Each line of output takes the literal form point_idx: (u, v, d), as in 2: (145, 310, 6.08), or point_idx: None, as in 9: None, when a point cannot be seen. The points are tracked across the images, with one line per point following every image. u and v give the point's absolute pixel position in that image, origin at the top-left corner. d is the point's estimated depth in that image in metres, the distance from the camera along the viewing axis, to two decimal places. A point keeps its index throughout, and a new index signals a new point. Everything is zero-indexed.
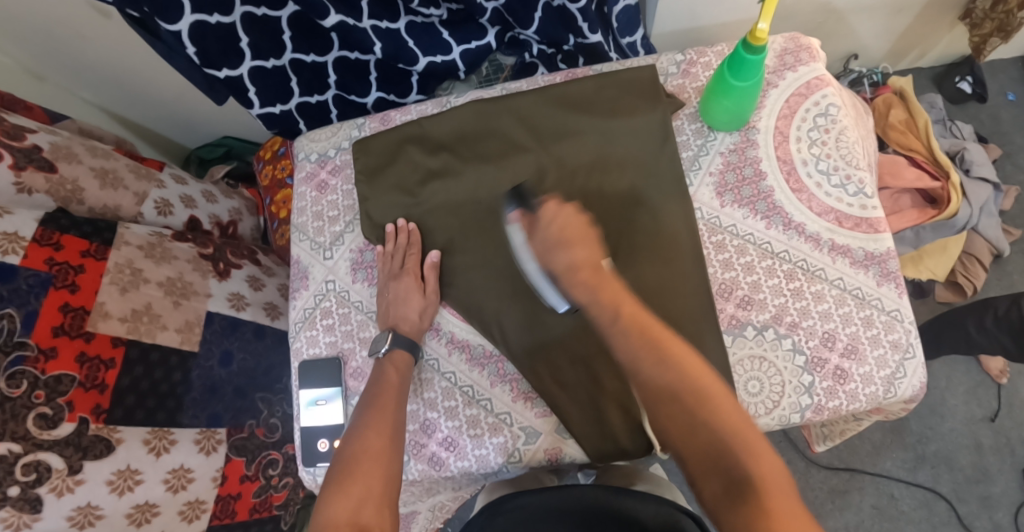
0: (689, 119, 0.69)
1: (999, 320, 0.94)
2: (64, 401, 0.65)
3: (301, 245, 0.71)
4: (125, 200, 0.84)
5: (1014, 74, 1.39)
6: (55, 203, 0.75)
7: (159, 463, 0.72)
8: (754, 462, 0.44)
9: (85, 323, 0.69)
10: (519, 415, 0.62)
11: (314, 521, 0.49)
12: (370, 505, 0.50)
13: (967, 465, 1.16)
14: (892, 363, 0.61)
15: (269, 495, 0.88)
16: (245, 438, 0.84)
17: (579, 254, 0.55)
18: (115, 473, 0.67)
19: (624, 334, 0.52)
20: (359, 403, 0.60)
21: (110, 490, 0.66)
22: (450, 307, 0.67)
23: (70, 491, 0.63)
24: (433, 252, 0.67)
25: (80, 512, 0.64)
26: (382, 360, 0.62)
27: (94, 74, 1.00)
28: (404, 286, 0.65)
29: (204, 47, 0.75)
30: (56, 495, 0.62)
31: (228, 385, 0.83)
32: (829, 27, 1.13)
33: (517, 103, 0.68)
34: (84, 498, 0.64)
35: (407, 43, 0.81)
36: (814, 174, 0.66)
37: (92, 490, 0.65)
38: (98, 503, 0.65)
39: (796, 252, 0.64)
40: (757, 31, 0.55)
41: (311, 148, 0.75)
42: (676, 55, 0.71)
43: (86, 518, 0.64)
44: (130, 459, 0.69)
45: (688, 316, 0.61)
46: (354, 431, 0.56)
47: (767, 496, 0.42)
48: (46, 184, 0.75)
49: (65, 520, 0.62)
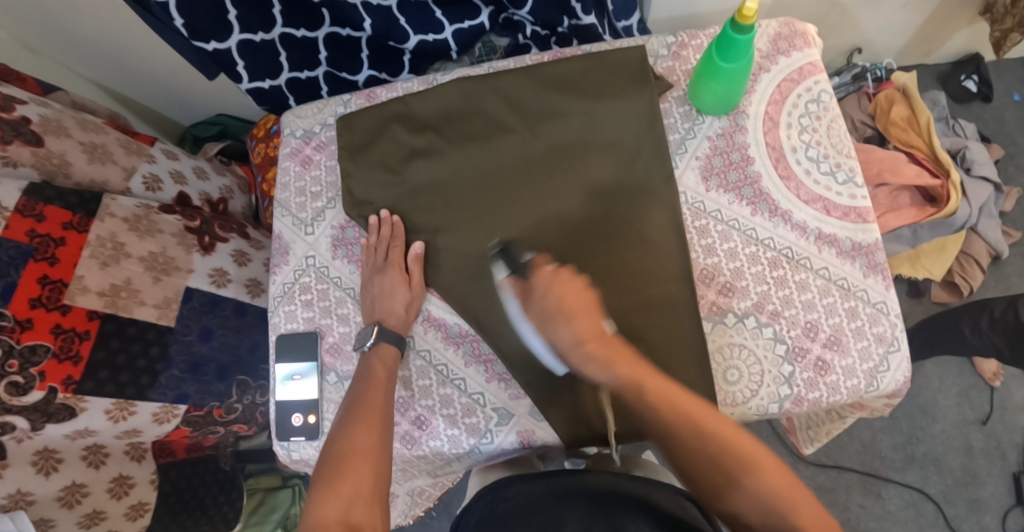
0: (677, 102, 0.68)
1: (994, 320, 0.93)
2: (37, 372, 0.66)
3: (282, 220, 0.70)
4: (113, 175, 0.84)
5: (1021, 74, 1.37)
6: (39, 177, 0.74)
7: (116, 427, 0.74)
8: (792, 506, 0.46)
9: (62, 297, 0.69)
10: (493, 396, 0.61)
11: (304, 520, 0.49)
12: (362, 502, 0.51)
13: (956, 467, 1.15)
14: (876, 356, 0.60)
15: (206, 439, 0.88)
16: (201, 416, 0.83)
17: (583, 325, 0.54)
18: (72, 432, 0.69)
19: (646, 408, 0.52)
20: (344, 401, 0.59)
21: (65, 438, 0.69)
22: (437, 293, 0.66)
23: (29, 439, 0.66)
24: (416, 243, 0.66)
25: (41, 457, 0.67)
26: (366, 357, 0.61)
27: (89, 50, 0.99)
28: (387, 280, 0.63)
29: (193, 20, 0.74)
30: (16, 442, 0.65)
31: (212, 362, 0.83)
32: (833, 20, 1.11)
33: (504, 83, 0.67)
34: (43, 443, 0.67)
35: (399, 20, 0.79)
36: (803, 161, 0.65)
37: (50, 437, 0.68)
38: (56, 448, 0.68)
39: (781, 240, 0.63)
40: (744, 10, 0.54)
41: (297, 124, 0.74)
42: (668, 37, 0.70)
43: (48, 463, 0.67)
44: (89, 423, 0.71)
45: (664, 304, 0.61)
46: (343, 430, 0.55)
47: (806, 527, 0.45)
48: (32, 158, 0.74)
49: (30, 464, 0.66)
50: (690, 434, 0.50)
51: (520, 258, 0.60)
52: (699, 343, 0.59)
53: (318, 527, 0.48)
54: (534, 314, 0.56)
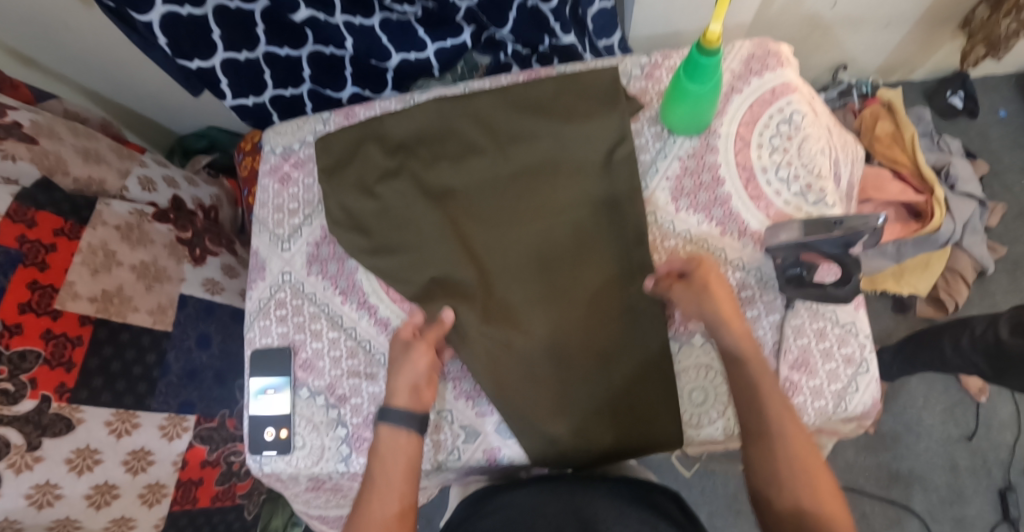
0: (649, 122, 0.69)
1: (975, 339, 0.92)
2: (28, 379, 0.65)
3: (260, 237, 0.72)
4: (109, 175, 0.85)
5: (1006, 91, 1.37)
6: (39, 171, 0.75)
7: (119, 443, 0.72)
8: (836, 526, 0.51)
9: (53, 302, 0.68)
10: (460, 413, 0.63)
11: None
12: None
13: (941, 484, 1.14)
14: (844, 377, 0.60)
15: (233, 483, 0.88)
16: (213, 429, 0.84)
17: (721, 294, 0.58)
18: (73, 452, 0.67)
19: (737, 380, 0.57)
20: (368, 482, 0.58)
21: (68, 468, 0.66)
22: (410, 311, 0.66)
23: (29, 469, 0.63)
24: (444, 312, 0.62)
25: (38, 491, 0.64)
26: (372, 460, 0.59)
27: (83, 63, 1.01)
28: (415, 354, 0.61)
29: (175, 39, 0.76)
30: (14, 472, 0.62)
31: (209, 370, 0.85)
32: (815, 41, 1.12)
33: (477, 105, 0.68)
34: (43, 476, 0.64)
35: (380, 39, 0.81)
36: (773, 182, 0.65)
37: (51, 469, 0.65)
38: (57, 482, 0.65)
39: (748, 259, 0.64)
40: (709, 34, 0.54)
41: (276, 141, 0.75)
42: (641, 57, 0.71)
43: (45, 497, 0.64)
44: (90, 439, 0.69)
45: (629, 324, 0.62)
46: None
47: None
48: (29, 153, 0.75)
49: (24, 497, 0.63)
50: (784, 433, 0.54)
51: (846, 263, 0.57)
52: (659, 366, 0.61)
53: None
54: (688, 287, 0.59)
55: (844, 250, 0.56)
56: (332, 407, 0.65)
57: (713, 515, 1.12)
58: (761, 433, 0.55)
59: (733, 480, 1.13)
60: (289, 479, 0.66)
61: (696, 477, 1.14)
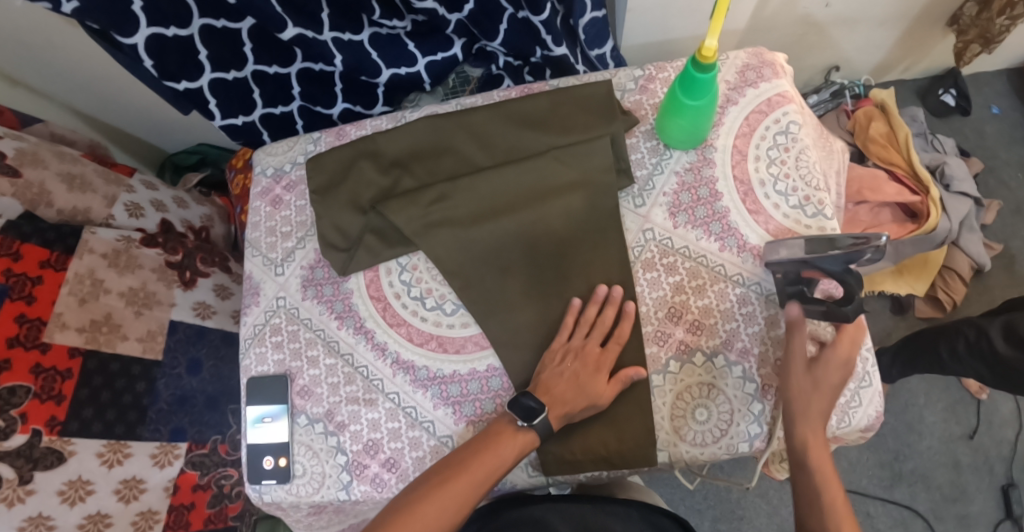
0: (645, 136, 0.68)
1: (970, 346, 0.92)
2: (18, 413, 0.64)
3: (253, 260, 0.70)
4: (95, 203, 0.84)
5: (998, 87, 1.38)
6: (21, 205, 0.75)
7: (111, 473, 0.70)
8: None
9: (41, 334, 0.68)
10: (461, 438, 0.62)
11: None
12: None
13: (944, 482, 1.14)
14: (847, 391, 0.59)
15: (224, 506, 0.85)
16: (205, 454, 0.83)
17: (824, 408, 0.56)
18: (65, 484, 0.66)
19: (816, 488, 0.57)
20: (440, 463, 0.58)
21: (60, 500, 0.65)
22: (414, 337, 0.65)
23: (20, 501, 0.62)
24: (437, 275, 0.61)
25: (30, 523, 0.62)
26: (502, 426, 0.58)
27: (69, 82, 1.00)
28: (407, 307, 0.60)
29: (161, 59, 0.73)
30: (7, 506, 0.61)
31: (201, 394, 0.84)
32: (809, 40, 1.12)
33: (472, 120, 0.67)
34: (35, 508, 0.63)
35: (370, 54, 0.80)
36: (772, 195, 0.65)
37: (43, 501, 0.63)
38: (50, 514, 0.64)
39: (749, 275, 0.63)
40: (705, 49, 0.54)
41: (267, 162, 0.74)
42: (635, 71, 0.70)
43: (37, 529, 0.62)
44: (81, 470, 0.67)
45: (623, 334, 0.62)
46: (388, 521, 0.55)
47: None
48: (11, 186, 0.75)
49: (17, 530, 0.61)
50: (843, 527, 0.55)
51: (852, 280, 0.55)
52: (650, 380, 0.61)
53: None
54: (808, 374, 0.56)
55: (846, 269, 0.55)
56: (331, 435, 0.64)
57: (716, 520, 1.11)
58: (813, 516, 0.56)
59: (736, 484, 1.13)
60: (290, 507, 0.65)
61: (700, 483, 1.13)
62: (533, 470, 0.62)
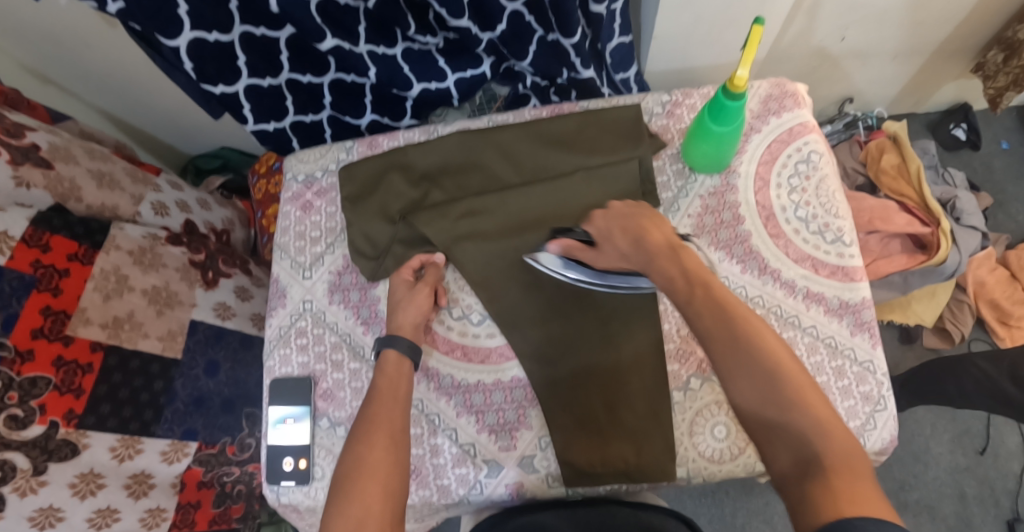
0: (671, 159, 0.70)
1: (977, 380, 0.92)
2: (37, 404, 0.65)
3: (281, 264, 0.72)
4: (122, 201, 0.86)
5: (1008, 123, 1.41)
6: (52, 199, 0.76)
7: (122, 467, 0.71)
8: (815, 428, 0.44)
9: (64, 328, 0.69)
10: (483, 446, 0.63)
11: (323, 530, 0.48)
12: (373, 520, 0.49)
13: (949, 514, 1.14)
14: (862, 414, 0.61)
15: (228, 506, 0.85)
16: (212, 454, 0.83)
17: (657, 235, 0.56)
18: (77, 477, 0.66)
19: (698, 315, 0.51)
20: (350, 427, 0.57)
21: (71, 493, 0.65)
22: (443, 349, 0.66)
23: (34, 492, 0.62)
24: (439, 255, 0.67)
25: (41, 513, 0.62)
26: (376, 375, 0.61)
27: (100, 80, 1.02)
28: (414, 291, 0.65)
29: (201, 64, 0.75)
30: (18, 495, 0.61)
31: (218, 396, 0.85)
32: (825, 71, 1.14)
33: (501, 138, 0.69)
34: (46, 499, 0.63)
35: (402, 68, 0.82)
36: (793, 220, 0.66)
37: (54, 492, 0.64)
38: (60, 506, 0.64)
39: (769, 298, 0.64)
40: (736, 79, 0.56)
41: (299, 168, 0.75)
42: (663, 96, 0.72)
43: (47, 519, 0.63)
44: (93, 463, 0.68)
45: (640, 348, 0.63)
46: (335, 506, 0.50)
47: (834, 475, 0.41)
48: (44, 180, 0.76)
49: (26, 520, 0.61)
50: (744, 336, 0.49)
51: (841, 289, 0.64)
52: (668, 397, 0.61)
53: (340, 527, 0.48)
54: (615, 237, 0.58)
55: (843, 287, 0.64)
56: None
57: None
58: (715, 337, 0.49)
59: (741, 509, 1.12)
60: (306, 510, 0.65)
61: (705, 505, 1.13)
62: (554, 480, 0.62)
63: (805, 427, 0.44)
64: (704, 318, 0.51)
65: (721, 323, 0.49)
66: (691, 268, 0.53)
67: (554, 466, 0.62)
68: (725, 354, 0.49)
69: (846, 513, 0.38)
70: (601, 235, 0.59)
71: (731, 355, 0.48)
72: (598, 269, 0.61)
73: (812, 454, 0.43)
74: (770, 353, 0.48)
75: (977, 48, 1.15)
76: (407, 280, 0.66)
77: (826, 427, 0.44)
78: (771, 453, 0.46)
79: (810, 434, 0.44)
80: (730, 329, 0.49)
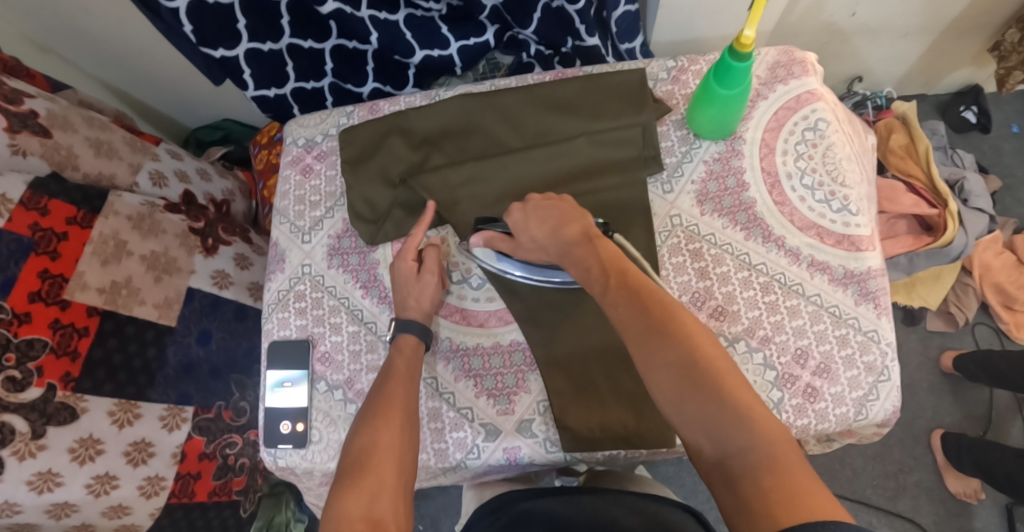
0: (675, 125, 0.69)
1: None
2: (34, 367, 0.64)
3: (280, 228, 0.71)
4: (120, 171, 0.85)
5: (1019, 106, 1.38)
6: (48, 168, 0.75)
7: (122, 435, 0.71)
8: (741, 425, 0.42)
9: (62, 292, 0.68)
10: (480, 411, 0.62)
11: (326, 515, 0.47)
12: (385, 498, 0.48)
13: (949, 497, 1.14)
14: (865, 385, 0.60)
15: (229, 478, 0.87)
16: (211, 419, 0.83)
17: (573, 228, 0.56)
18: (76, 442, 0.66)
19: (614, 307, 0.49)
20: (360, 407, 0.56)
21: (71, 458, 0.65)
22: (448, 315, 0.66)
23: (32, 456, 0.62)
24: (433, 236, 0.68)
25: (40, 477, 0.63)
26: (393, 352, 0.61)
27: (102, 49, 1.01)
28: (404, 269, 0.64)
29: (201, 27, 0.75)
30: (18, 459, 0.61)
31: (205, 364, 0.84)
32: (834, 48, 1.12)
33: (503, 102, 0.68)
34: (45, 464, 0.63)
35: (405, 35, 0.80)
36: (798, 188, 0.65)
37: (53, 457, 0.64)
38: (59, 471, 0.64)
39: (773, 266, 0.64)
40: (742, 39, 0.55)
41: (299, 133, 0.74)
42: (668, 61, 0.71)
43: (46, 483, 0.63)
44: (92, 429, 0.68)
45: None
46: (345, 481, 0.49)
47: (771, 477, 0.39)
48: (41, 148, 0.75)
49: (24, 484, 0.62)
50: (657, 326, 0.46)
51: (849, 256, 0.63)
52: None
53: (342, 524, 0.45)
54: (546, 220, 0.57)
55: (851, 257, 0.63)
56: (350, 402, 0.65)
57: (719, 521, 1.11)
58: (632, 330, 0.47)
59: None
60: (304, 473, 0.65)
61: (704, 483, 1.13)
62: (552, 445, 0.61)
63: (729, 421, 0.42)
64: (625, 311, 0.48)
65: (633, 314, 0.48)
66: (606, 259, 0.53)
67: (552, 432, 0.61)
68: (640, 350, 0.46)
69: (784, 523, 0.36)
70: (518, 228, 0.59)
71: (644, 348, 0.46)
72: (520, 262, 0.61)
73: (735, 453, 0.41)
74: (686, 343, 0.45)
75: (997, 25, 1.12)
76: (412, 267, 0.64)
77: (743, 415, 0.42)
78: (693, 447, 0.44)
79: (735, 436, 0.41)
80: (644, 319, 0.47)
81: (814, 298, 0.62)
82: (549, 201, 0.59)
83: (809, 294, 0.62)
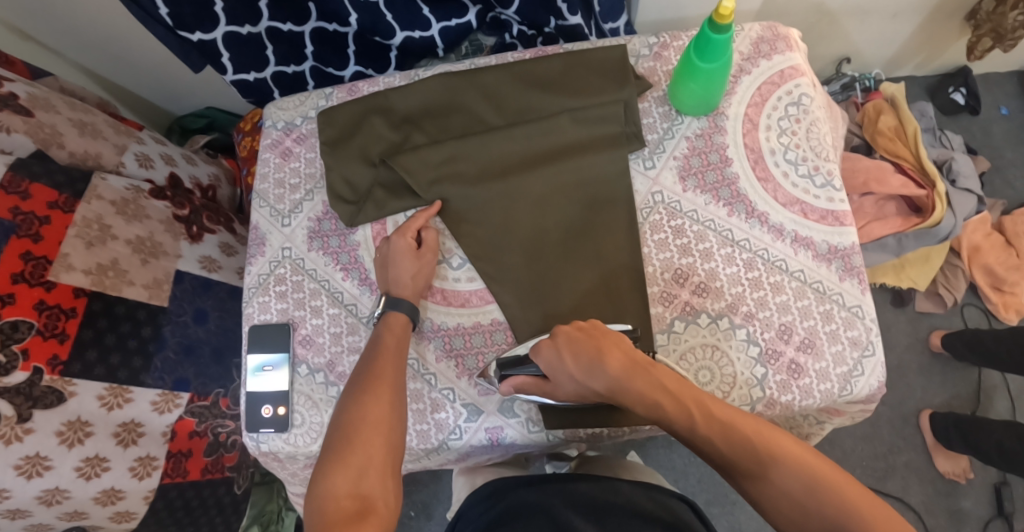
0: (657, 102, 0.68)
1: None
2: (20, 349, 0.63)
3: (260, 211, 0.70)
4: (106, 149, 0.83)
5: (1009, 88, 1.38)
6: (34, 144, 0.73)
7: (110, 417, 0.70)
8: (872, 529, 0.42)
9: (46, 273, 0.67)
10: (461, 391, 0.62)
11: (311, 492, 0.47)
12: (372, 474, 0.49)
13: (939, 477, 1.15)
14: (850, 360, 0.60)
15: (221, 455, 0.87)
16: (206, 406, 0.83)
17: (615, 356, 0.53)
18: (64, 425, 0.65)
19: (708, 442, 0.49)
20: (348, 382, 0.56)
21: (59, 441, 0.65)
22: (433, 297, 0.65)
23: (19, 440, 0.61)
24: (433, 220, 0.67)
25: (27, 462, 0.62)
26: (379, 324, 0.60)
27: (82, 34, 0.99)
28: (402, 247, 0.63)
29: (178, 9, 0.74)
30: (4, 444, 0.60)
31: (207, 345, 0.84)
32: (822, 29, 1.11)
33: (484, 80, 0.67)
34: (33, 447, 0.62)
35: (386, 16, 0.78)
36: (782, 163, 0.65)
37: (42, 441, 0.63)
38: (48, 454, 0.64)
39: (756, 242, 0.63)
40: (721, 10, 0.53)
41: (278, 115, 0.73)
42: (650, 37, 0.70)
43: (35, 468, 0.63)
44: (80, 412, 0.67)
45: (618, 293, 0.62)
46: (331, 456, 0.49)
47: None
48: (24, 126, 0.73)
49: (13, 468, 0.61)
50: (763, 451, 0.47)
51: (833, 231, 0.63)
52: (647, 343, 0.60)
53: (326, 500, 0.46)
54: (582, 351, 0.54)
55: (836, 234, 0.62)
56: (331, 385, 0.64)
57: (710, 503, 1.11)
58: (742, 469, 0.48)
59: None
60: (287, 459, 0.65)
61: (694, 466, 1.13)
62: (534, 425, 0.61)
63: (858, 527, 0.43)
64: (723, 446, 0.49)
65: (732, 446, 0.48)
66: (671, 388, 0.51)
67: (535, 412, 0.61)
68: (753, 479, 0.47)
69: None
70: (551, 368, 0.55)
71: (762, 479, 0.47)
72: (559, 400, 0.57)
73: None
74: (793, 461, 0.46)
75: None
76: (412, 246, 0.63)
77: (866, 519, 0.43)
78: None
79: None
80: (748, 447, 0.48)
81: (799, 273, 0.62)
82: (578, 332, 0.56)
83: (793, 269, 0.62)
